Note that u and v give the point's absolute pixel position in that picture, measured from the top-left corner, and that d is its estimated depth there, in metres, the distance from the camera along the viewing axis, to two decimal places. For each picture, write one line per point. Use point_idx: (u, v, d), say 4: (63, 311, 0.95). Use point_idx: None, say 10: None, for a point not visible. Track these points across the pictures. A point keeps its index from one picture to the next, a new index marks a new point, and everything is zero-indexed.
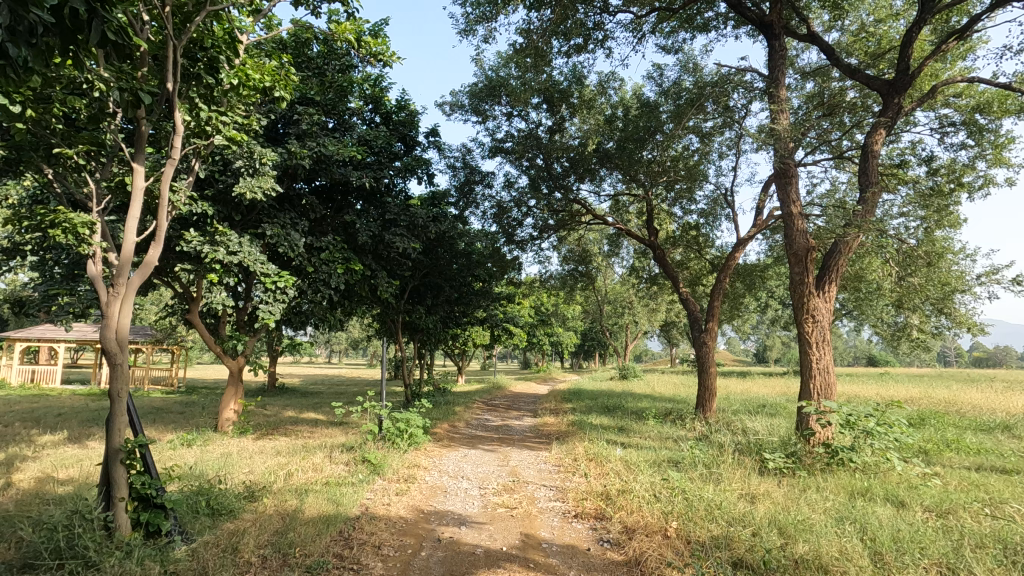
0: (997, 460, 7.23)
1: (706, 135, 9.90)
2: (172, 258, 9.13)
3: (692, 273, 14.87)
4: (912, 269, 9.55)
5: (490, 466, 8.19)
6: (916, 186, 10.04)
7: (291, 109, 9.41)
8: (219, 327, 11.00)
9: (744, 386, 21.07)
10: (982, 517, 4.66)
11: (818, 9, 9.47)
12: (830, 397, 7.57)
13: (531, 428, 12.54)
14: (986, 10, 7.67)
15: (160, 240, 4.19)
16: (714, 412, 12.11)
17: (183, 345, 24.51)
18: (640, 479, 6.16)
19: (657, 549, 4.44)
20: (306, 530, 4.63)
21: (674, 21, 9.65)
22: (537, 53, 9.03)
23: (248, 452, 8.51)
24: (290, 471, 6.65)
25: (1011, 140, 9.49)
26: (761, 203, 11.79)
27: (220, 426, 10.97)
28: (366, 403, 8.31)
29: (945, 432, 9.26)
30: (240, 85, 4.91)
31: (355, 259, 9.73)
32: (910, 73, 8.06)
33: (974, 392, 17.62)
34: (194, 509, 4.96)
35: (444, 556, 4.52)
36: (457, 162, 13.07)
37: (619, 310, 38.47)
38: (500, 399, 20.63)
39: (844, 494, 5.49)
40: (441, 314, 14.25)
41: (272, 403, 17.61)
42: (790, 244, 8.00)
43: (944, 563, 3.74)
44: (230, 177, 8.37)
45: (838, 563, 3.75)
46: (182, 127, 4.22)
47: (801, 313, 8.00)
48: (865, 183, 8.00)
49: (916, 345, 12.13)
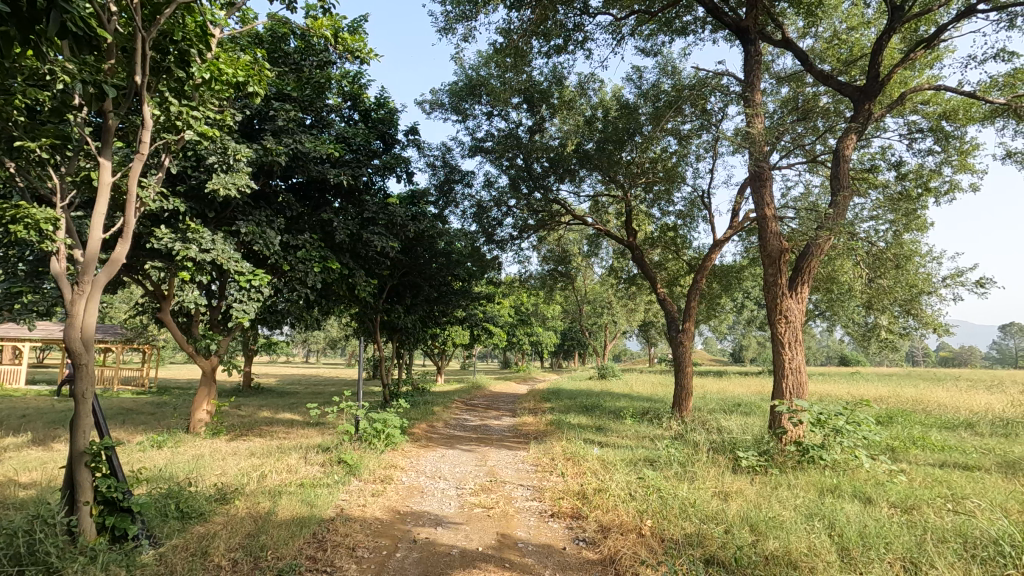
0: (961, 457, 7.44)
1: (685, 137, 9.99)
2: (142, 255, 8.91)
3: (670, 274, 15.04)
4: (881, 271, 9.81)
5: (468, 466, 8.16)
6: (886, 190, 10.31)
7: (266, 104, 9.26)
8: (191, 326, 10.76)
9: (721, 386, 21.34)
10: (944, 513, 4.80)
11: (792, 15, 9.63)
12: (802, 396, 7.70)
13: (509, 428, 12.53)
14: (953, 20, 7.90)
15: (128, 237, 4.05)
16: (690, 412, 12.22)
17: (155, 345, 23.98)
18: (616, 479, 6.19)
19: (632, 547, 4.47)
20: (279, 533, 4.56)
21: (652, 24, 9.76)
22: (517, 53, 9.03)
23: (221, 453, 8.35)
24: (264, 472, 6.56)
25: (975, 147, 9.80)
26: (737, 205, 11.97)
27: (191, 427, 10.74)
28: (343, 402, 8.20)
29: (913, 430, 9.50)
30: (213, 80, 4.85)
31: (332, 257, 9.61)
32: (880, 80, 8.26)
33: (940, 391, 17.91)
34: (163, 512, 4.86)
35: (420, 557, 4.50)
36: (436, 161, 12.99)
37: (598, 309, 38.70)
38: (480, 399, 20.48)
39: (814, 491, 5.60)
40: (420, 313, 14.16)
41: (247, 404, 17.34)
42: (764, 246, 8.12)
43: (907, 558, 3.85)
44: (203, 173, 8.21)
45: (806, 558, 3.84)
46: (152, 121, 4.07)
47: (775, 314, 8.13)
48: (837, 186, 8.17)
49: (884, 345, 12.43)
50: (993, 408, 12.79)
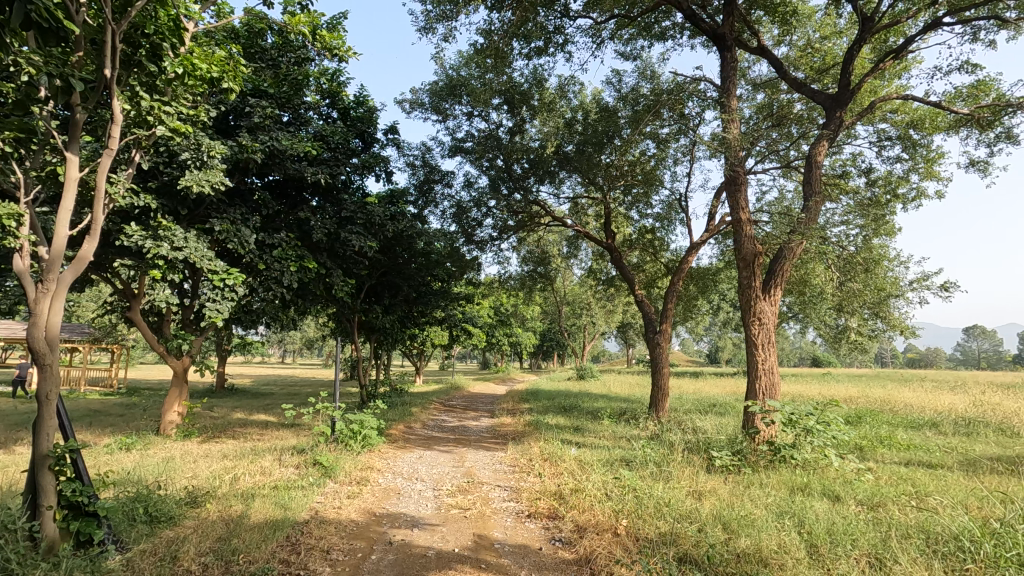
0: (925, 456, 7.68)
1: (663, 141, 10.10)
2: (111, 253, 8.68)
3: (647, 276, 15.21)
4: (852, 274, 10.07)
5: (446, 467, 8.15)
6: (856, 196, 10.59)
7: (242, 100, 9.10)
8: (163, 325, 10.50)
9: (696, 386, 21.71)
10: (908, 510, 4.95)
11: (768, 23, 9.83)
12: (774, 396, 7.85)
13: (487, 429, 12.57)
14: (920, 32, 8.16)
15: (95, 235, 3.93)
16: (667, 412, 12.38)
17: (124, 344, 23.33)
18: (592, 479, 6.24)
19: (607, 547, 4.51)
20: (251, 536, 4.49)
21: (632, 29, 9.87)
22: (497, 54, 9.04)
23: (192, 456, 8.16)
24: (237, 475, 6.43)
25: (941, 155, 10.14)
26: (713, 209, 12.17)
27: (162, 429, 10.48)
28: (319, 403, 8.10)
29: (880, 429, 9.80)
30: (186, 74, 4.75)
31: (309, 256, 9.48)
32: (852, 88, 8.48)
33: (907, 392, 18.55)
34: (131, 516, 4.75)
35: (395, 559, 4.47)
36: (416, 160, 12.92)
37: (578, 310, 38.98)
38: (459, 399, 20.77)
39: (785, 490, 5.73)
40: (398, 314, 14.07)
41: (220, 405, 17.06)
42: (739, 249, 8.26)
43: (872, 554, 3.96)
44: (176, 169, 8.04)
45: (776, 555, 3.92)
46: (122, 116, 3.96)
47: (749, 316, 8.29)
48: (809, 191, 8.36)
49: (854, 347, 12.76)
50: (956, 408, 13.22)
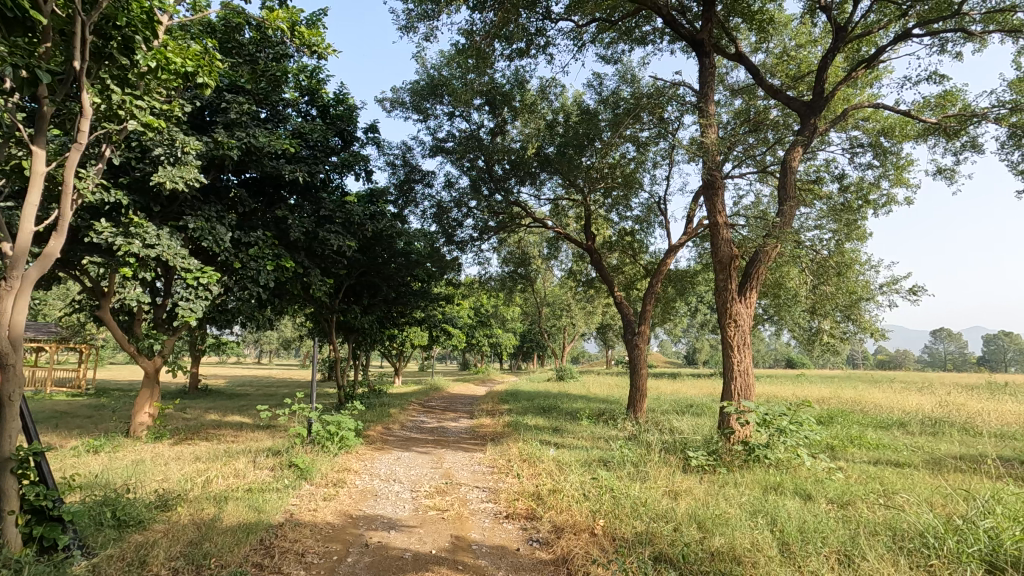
0: (893, 455, 7.92)
1: (643, 144, 10.19)
2: (80, 250, 8.44)
3: (627, 277, 15.35)
4: (824, 278, 10.31)
5: (424, 468, 8.12)
6: (830, 201, 10.83)
7: (218, 96, 8.95)
8: (134, 325, 10.25)
9: (674, 387, 22.00)
10: (877, 508, 5.07)
11: (746, 30, 10.00)
12: (749, 397, 7.99)
13: (467, 429, 12.59)
14: (891, 43, 8.39)
15: (63, 232, 3.80)
16: (644, 412, 12.52)
17: (94, 344, 22.65)
18: (571, 479, 6.27)
19: (584, 547, 4.53)
20: (223, 540, 4.40)
21: (613, 33, 9.96)
22: (479, 54, 9.03)
23: (163, 458, 7.98)
24: (209, 478, 6.30)
25: (910, 163, 10.43)
26: (691, 212, 12.35)
27: (132, 431, 10.23)
28: (295, 404, 7.97)
29: (850, 429, 10.06)
30: (159, 68, 4.65)
31: (286, 255, 9.34)
32: (825, 96, 8.67)
33: (876, 392, 19.06)
34: (98, 520, 4.62)
35: (371, 561, 4.43)
36: (396, 160, 12.85)
37: (558, 311, 39.19)
38: (438, 399, 20.86)
39: (759, 489, 5.83)
40: (378, 314, 13.95)
41: (193, 406, 16.71)
42: (716, 252, 8.38)
43: (841, 551, 4.05)
44: (148, 165, 7.85)
45: (749, 554, 3.98)
46: (92, 110, 3.85)
47: (725, 318, 8.41)
48: (784, 196, 8.53)
49: (826, 349, 13.06)
50: (922, 408, 13.62)
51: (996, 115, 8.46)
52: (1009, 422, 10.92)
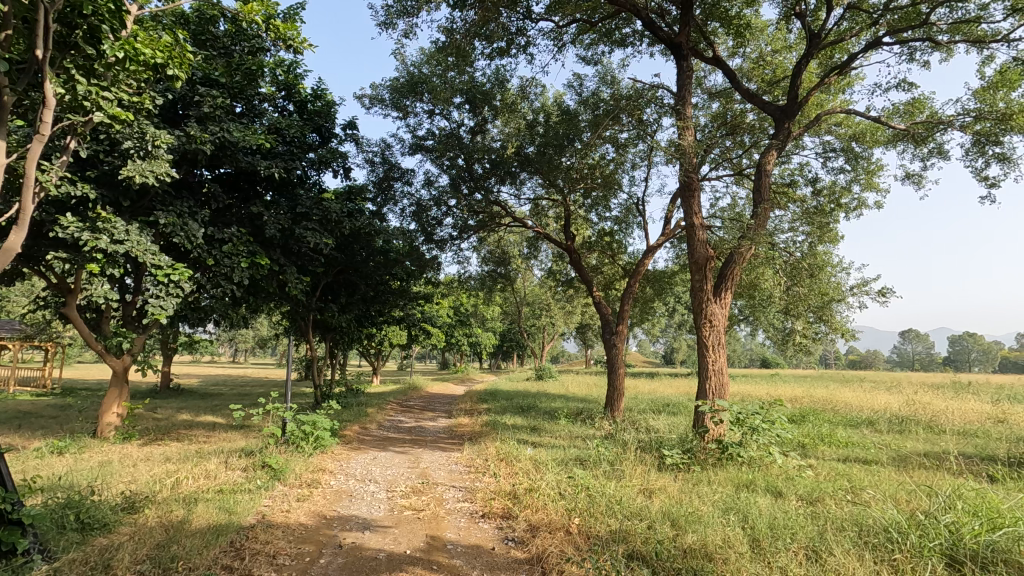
0: (861, 452, 8.09)
1: (622, 145, 10.25)
2: (44, 244, 8.17)
3: (606, 277, 15.47)
4: (798, 279, 10.52)
5: (400, 468, 8.05)
6: (803, 204, 11.04)
7: (190, 89, 8.74)
8: (101, 323, 9.97)
9: (652, 386, 22.18)
10: (844, 504, 5.20)
11: (723, 34, 10.13)
12: (723, 396, 8.08)
13: (445, 429, 12.54)
14: (862, 50, 8.59)
15: (23, 225, 3.63)
16: (621, 412, 12.57)
17: (59, 342, 21.86)
18: (547, 479, 6.29)
19: (559, 545, 4.56)
20: (191, 542, 4.31)
21: (593, 34, 10.02)
22: (459, 52, 8.96)
23: (131, 460, 7.78)
24: (178, 479, 6.17)
25: (880, 168, 10.70)
26: (669, 213, 12.49)
27: (99, 431, 9.93)
28: (269, 404, 7.82)
29: (821, 427, 10.25)
30: (128, 60, 4.52)
31: (261, 253, 9.17)
32: (799, 101, 8.82)
33: (847, 391, 19.45)
34: (60, 524, 4.48)
35: (344, 563, 4.38)
36: (375, 157, 12.73)
37: (538, 310, 39.37)
38: (416, 399, 20.68)
39: (731, 486, 5.93)
40: (356, 313, 13.77)
41: (165, 406, 16.30)
42: (693, 253, 8.46)
43: (809, 547, 4.14)
44: (117, 159, 7.64)
45: (720, 550, 4.03)
46: (55, 100, 3.64)
47: (700, 318, 8.52)
48: (759, 198, 8.67)
49: (799, 349, 13.29)
50: (891, 407, 13.94)
51: (961, 122, 8.72)
52: (972, 420, 11.24)
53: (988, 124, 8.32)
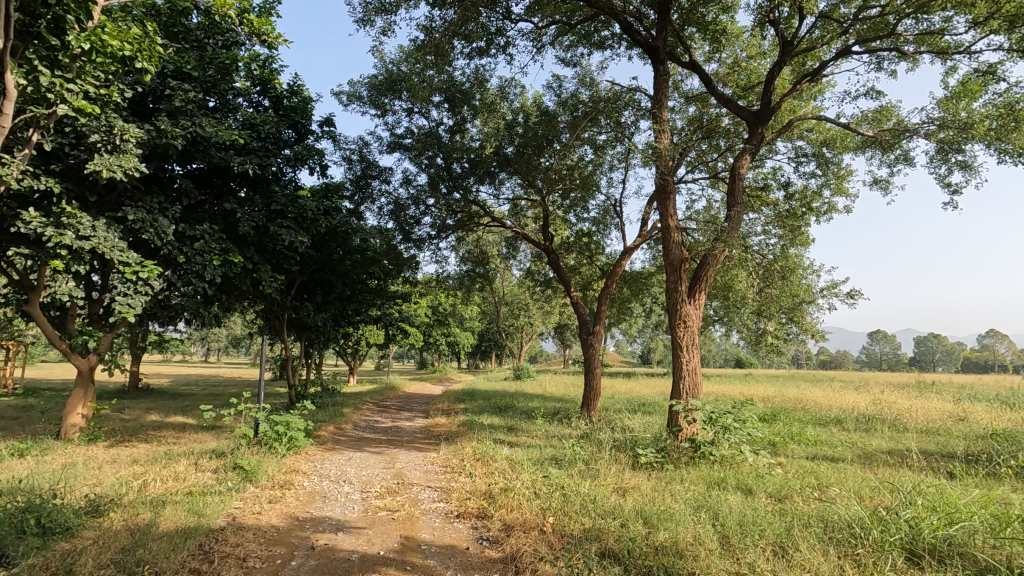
0: (830, 450, 8.29)
1: (600, 146, 10.33)
2: (5, 239, 7.89)
3: (583, 278, 15.59)
4: (770, 281, 10.76)
5: (375, 468, 8.00)
6: (776, 208, 11.28)
7: (161, 82, 8.53)
8: (66, 321, 9.69)
9: (629, 386, 22.35)
10: (811, 500, 5.34)
11: (700, 39, 10.28)
12: (696, 395, 8.21)
13: (421, 429, 12.48)
14: (833, 58, 8.80)
15: None
16: (598, 411, 12.67)
17: (20, 342, 21.08)
18: (521, 478, 6.32)
19: (533, 544, 4.58)
20: (158, 546, 4.21)
21: (572, 36, 10.07)
22: (437, 51, 8.93)
23: (96, 461, 7.57)
24: (146, 480, 6.02)
25: (849, 173, 10.99)
26: (646, 215, 12.64)
27: (63, 433, 9.64)
28: (241, 405, 7.66)
29: (792, 426, 10.48)
30: (94, 50, 4.47)
31: (234, 250, 9.00)
32: (772, 107, 9.00)
33: (819, 391, 19.82)
34: (20, 529, 4.33)
35: (316, 564, 4.33)
36: (353, 154, 12.62)
37: (517, 310, 39.51)
38: (394, 399, 20.52)
39: (703, 484, 6.03)
40: (332, 312, 13.61)
41: (133, 406, 15.87)
42: (668, 254, 8.57)
43: (776, 543, 4.24)
44: (83, 153, 7.41)
45: (691, 547, 4.10)
46: (16, 91, 3.45)
47: (675, 318, 8.63)
48: (733, 201, 8.81)
49: (771, 349, 13.55)
50: (859, 406, 14.30)
51: (926, 130, 9.00)
52: (934, 418, 11.59)
53: (951, 133, 8.61)
